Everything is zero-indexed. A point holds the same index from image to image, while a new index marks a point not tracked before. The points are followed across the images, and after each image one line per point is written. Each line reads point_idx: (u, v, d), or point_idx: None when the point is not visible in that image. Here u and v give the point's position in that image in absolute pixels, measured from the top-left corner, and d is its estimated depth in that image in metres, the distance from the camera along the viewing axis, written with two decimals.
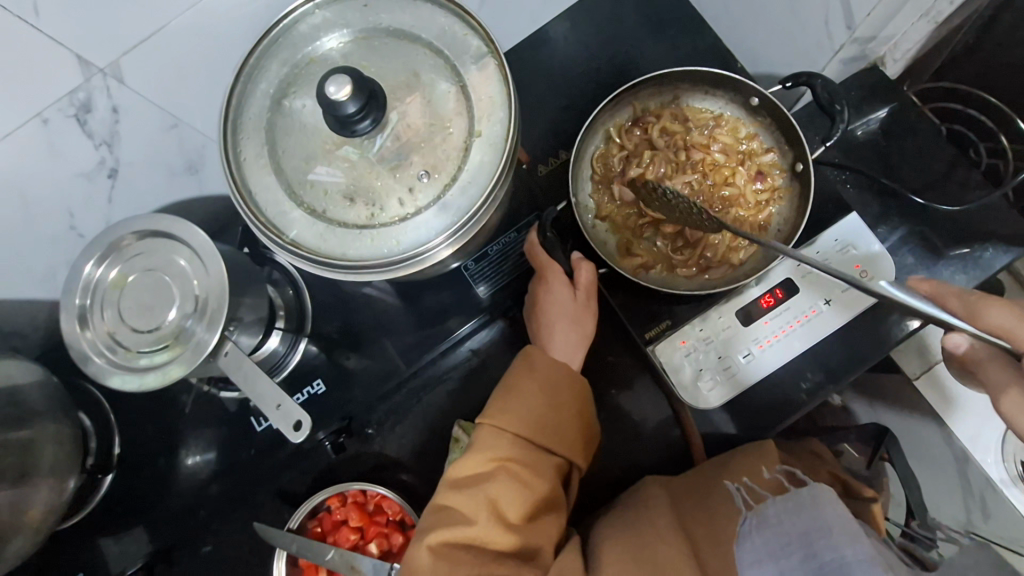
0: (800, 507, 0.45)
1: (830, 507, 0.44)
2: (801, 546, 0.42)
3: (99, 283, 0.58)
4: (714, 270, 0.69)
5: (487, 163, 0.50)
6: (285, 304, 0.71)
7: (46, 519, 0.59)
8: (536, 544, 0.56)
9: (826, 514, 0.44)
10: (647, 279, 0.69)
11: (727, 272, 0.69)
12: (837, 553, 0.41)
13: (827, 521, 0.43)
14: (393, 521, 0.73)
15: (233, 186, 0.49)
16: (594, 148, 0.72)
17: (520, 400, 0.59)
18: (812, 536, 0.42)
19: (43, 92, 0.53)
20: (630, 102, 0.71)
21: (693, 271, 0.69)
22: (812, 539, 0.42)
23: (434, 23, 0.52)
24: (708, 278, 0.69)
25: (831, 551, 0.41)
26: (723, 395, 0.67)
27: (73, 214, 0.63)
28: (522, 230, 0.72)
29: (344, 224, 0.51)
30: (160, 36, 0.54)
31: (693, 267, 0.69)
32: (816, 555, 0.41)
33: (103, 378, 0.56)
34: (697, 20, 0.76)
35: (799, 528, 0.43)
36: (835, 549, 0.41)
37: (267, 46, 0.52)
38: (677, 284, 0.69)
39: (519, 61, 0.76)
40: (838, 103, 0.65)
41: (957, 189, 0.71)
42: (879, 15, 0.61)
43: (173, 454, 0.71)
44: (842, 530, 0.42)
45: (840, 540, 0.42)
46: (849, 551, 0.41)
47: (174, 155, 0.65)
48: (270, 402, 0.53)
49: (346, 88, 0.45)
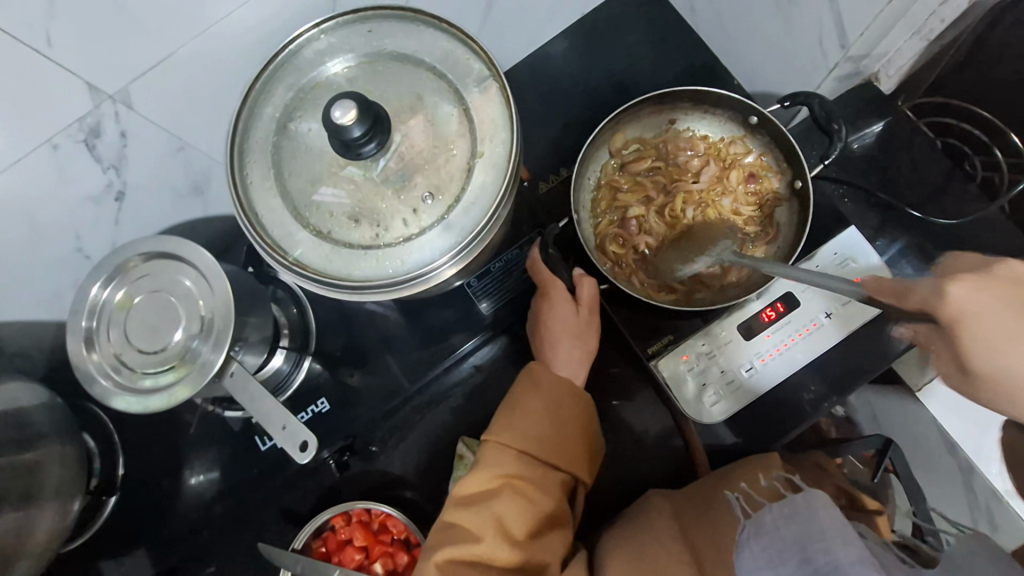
0: (794, 512, 0.45)
1: (824, 510, 0.44)
2: (796, 552, 0.42)
3: (106, 305, 0.58)
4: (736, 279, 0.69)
5: (490, 183, 0.51)
6: (289, 323, 0.71)
7: (49, 544, 0.59)
8: (542, 561, 0.55)
9: (820, 515, 0.43)
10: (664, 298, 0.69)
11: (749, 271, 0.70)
12: (830, 557, 0.41)
13: (820, 523, 0.43)
14: (398, 540, 0.72)
15: (240, 209, 0.50)
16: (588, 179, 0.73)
17: (522, 416, 0.60)
18: (807, 539, 0.42)
19: (54, 119, 0.54)
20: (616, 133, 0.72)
21: (713, 284, 0.69)
22: (808, 542, 0.42)
23: (438, 47, 0.53)
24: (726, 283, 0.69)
25: (824, 555, 0.41)
26: (726, 409, 0.67)
27: (79, 236, 0.64)
28: (523, 247, 0.72)
29: (350, 244, 0.51)
30: (169, 62, 0.55)
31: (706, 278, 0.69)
32: (811, 560, 0.41)
33: (108, 400, 0.56)
34: (694, 39, 0.77)
35: (794, 533, 0.43)
36: (828, 552, 0.41)
37: (273, 72, 0.53)
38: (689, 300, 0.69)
39: (520, 80, 0.77)
40: (835, 122, 0.67)
41: (955, 203, 0.72)
42: (871, 35, 0.62)
43: (178, 474, 0.71)
44: (836, 533, 0.42)
45: (834, 543, 0.41)
46: (841, 553, 0.41)
47: (180, 176, 0.65)
48: (275, 422, 0.53)
49: (351, 112, 0.45)
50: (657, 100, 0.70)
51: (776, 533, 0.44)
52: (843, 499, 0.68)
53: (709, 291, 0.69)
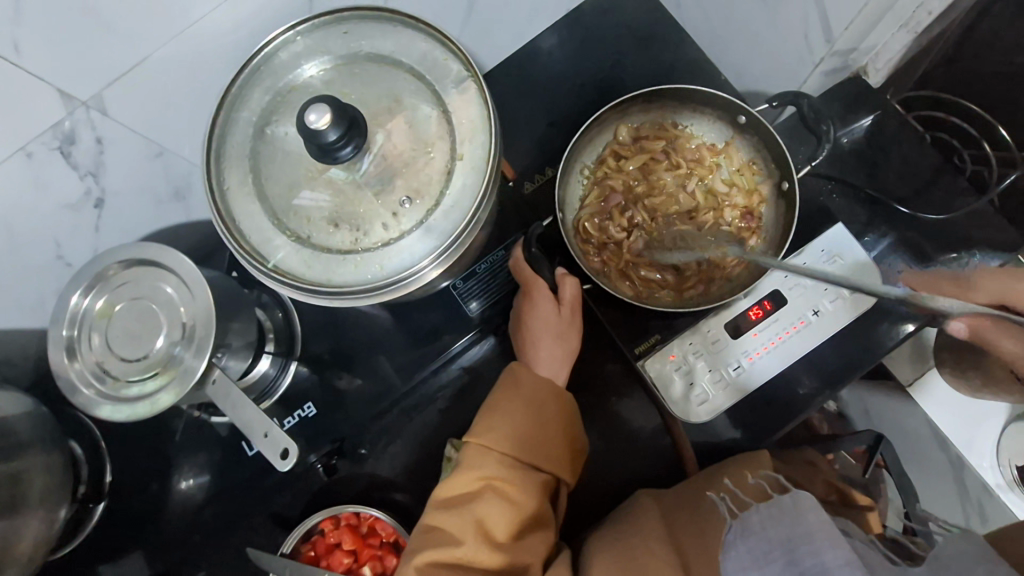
0: (782, 512, 0.45)
1: (812, 512, 0.44)
2: (783, 553, 0.42)
3: (85, 312, 0.58)
4: (700, 283, 0.69)
5: (471, 185, 0.50)
6: (274, 327, 0.71)
7: (34, 552, 0.59)
8: (525, 562, 0.55)
9: (808, 520, 0.43)
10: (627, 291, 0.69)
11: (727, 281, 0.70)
12: (818, 559, 0.41)
13: (810, 527, 0.43)
14: (387, 543, 0.72)
15: (217, 215, 0.49)
16: (583, 163, 0.72)
17: (504, 419, 0.59)
18: (794, 542, 0.42)
19: (27, 127, 0.53)
20: (617, 121, 0.71)
21: (680, 288, 0.69)
22: (795, 545, 0.42)
23: (415, 48, 0.53)
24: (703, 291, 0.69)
25: (811, 557, 0.41)
26: (714, 408, 0.67)
27: (59, 243, 0.63)
28: (509, 247, 0.72)
29: (328, 249, 0.51)
30: (143, 67, 0.54)
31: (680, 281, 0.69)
32: (798, 561, 0.41)
33: (90, 408, 0.56)
34: (679, 37, 0.77)
35: (781, 534, 0.43)
36: (816, 554, 0.41)
37: (249, 75, 0.52)
38: (658, 299, 0.69)
39: (505, 78, 0.76)
40: (823, 124, 0.67)
41: (944, 196, 0.71)
42: (857, 28, 0.61)
43: (166, 480, 0.71)
44: (823, 535, 0.42)
45: (821, 546, 0.41)
46: (829, 556, 0.41)
47: (161, 181, 0.65)
48: (257, 430, 0.52)
49: (326, 116, 0.45)
50: (644, 99, 0.69)
51: (763, 534, 0.44)
52: (834, 496, 0.68)
53: (672, 290, 0.70)
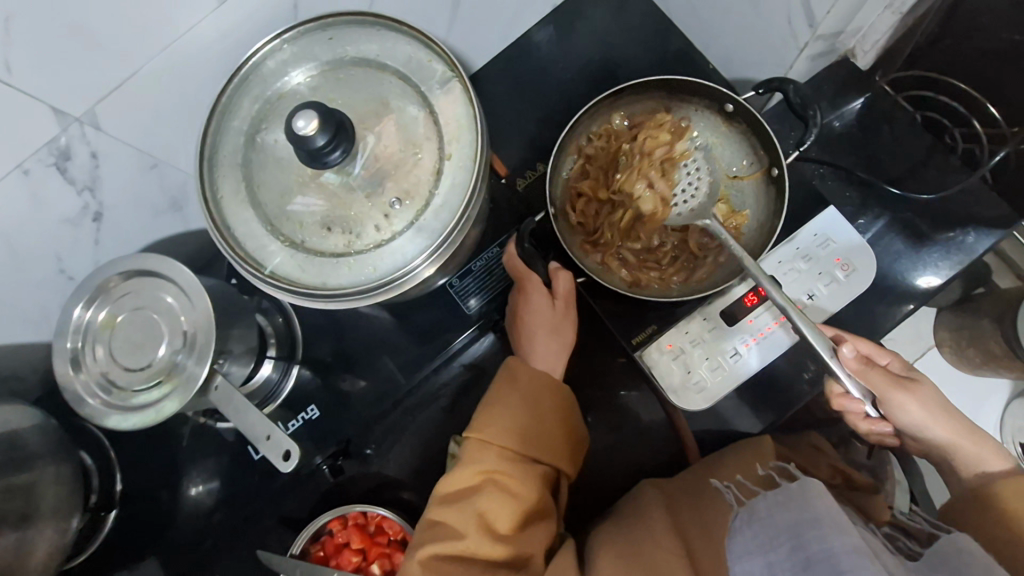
0: (790, 500, 0.45)
1: (820, 501, 0.44)
2: (789, 539, 0.42)
3: (89, 325, 0.59)
4: (682, 273, 0.70)
5: (459, 184, 0.51)
6: (275, 332, 0.71)
7: (50, 560, 0.60)
8: (528, 553, 0.56)
9: (816, 507, 0.43)
10: (611, 278, 0.69)
11: (712, 271, 0.70)
12: (825, 545, 0.40)
13: (817, 514, 0.43)
14: (395, 541, 0.73)
15: (212, 224, 0.50)
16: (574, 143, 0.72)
17: (503, 413, 0.60)
18: (801, 528, 0.42)
19: (22, 145, 0.54)
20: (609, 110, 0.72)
21: (666, 277, 0.70)
22: (801, 531, 0.42)
23: (400, 51, 0.53)
24: (694, 282, 0.70)
25: (818, 543, 0.41)
26: (710, 396, 0.68)
27: (61, 255, 0.65)
28: (504, 244, 0.72)
29: (322, 252, 0.51)
30: (132, 81, 0.55)
31: (663, 272, 0.70)
32: (804, 547, 0.41)
33: (98, 419, 0.57)
34: (666, 29, 0.77)
35: (788, 521, 0.43)
36: (823, 540, 0.41)
37: (236, 85, 0.53)
38: (644, 288, 0.69)
39: (494, 77, 0.77)
40: (810, 108, 0.66)
41: (937, 175, 0.71)
42: (838, 13, 0.61)
43: (176, 487, 0.72)
44: (830, 522, 0.42)
45: (829, 532, 0.41)
46: (837, 541, 0.40)
47: (158, 193, 0.67)
48: (260, 434, 0.53)
49: (314, 122, 0.45)
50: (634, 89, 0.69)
51: (769, 520, 0.45)
52: (840, 480, 0.68)
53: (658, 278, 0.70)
